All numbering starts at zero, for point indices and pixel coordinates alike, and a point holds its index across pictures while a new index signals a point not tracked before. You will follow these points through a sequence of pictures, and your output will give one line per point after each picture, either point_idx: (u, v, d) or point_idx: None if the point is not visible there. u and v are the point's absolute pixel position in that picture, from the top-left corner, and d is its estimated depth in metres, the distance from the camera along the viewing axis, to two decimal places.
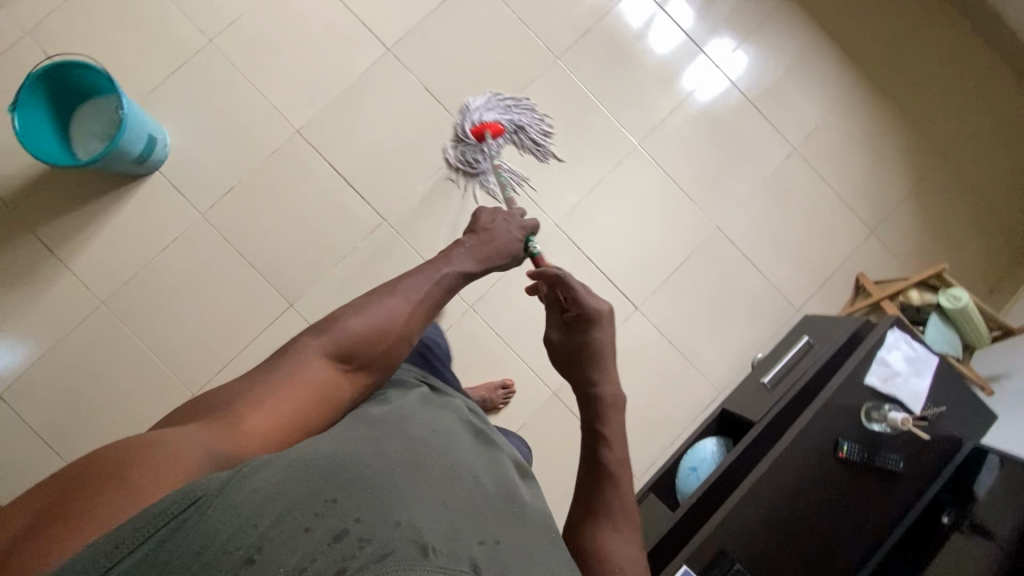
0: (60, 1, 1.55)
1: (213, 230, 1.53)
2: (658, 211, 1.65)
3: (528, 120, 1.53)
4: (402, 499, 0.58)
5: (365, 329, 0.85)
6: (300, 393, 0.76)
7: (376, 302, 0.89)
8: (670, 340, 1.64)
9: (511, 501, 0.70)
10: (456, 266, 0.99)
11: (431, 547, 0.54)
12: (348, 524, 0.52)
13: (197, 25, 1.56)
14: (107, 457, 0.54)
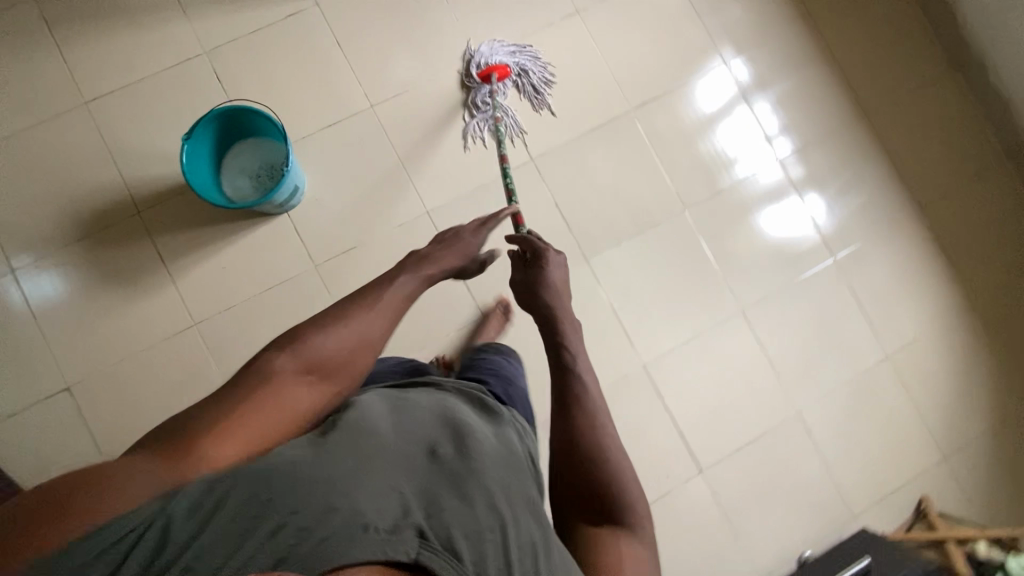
0: (245, 30, 1.60)
1: (321, 284, 1.56)
2: (743, 380, 1.65)
3: (533, 67, 1.66)
4: (344, 485, 0.62)
5: (330, 339, 0.78)
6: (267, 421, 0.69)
7: (327, 322, 0.81)
8: (726, 513, 1.60)
9: (465, 455, 0.74)
10: (416, 273, 0.96)
11: (379, 526, 0.59)
12: (285, 517, 0.57)
13: (363, 87, 1.62)
14: (67, 480, 0.56)
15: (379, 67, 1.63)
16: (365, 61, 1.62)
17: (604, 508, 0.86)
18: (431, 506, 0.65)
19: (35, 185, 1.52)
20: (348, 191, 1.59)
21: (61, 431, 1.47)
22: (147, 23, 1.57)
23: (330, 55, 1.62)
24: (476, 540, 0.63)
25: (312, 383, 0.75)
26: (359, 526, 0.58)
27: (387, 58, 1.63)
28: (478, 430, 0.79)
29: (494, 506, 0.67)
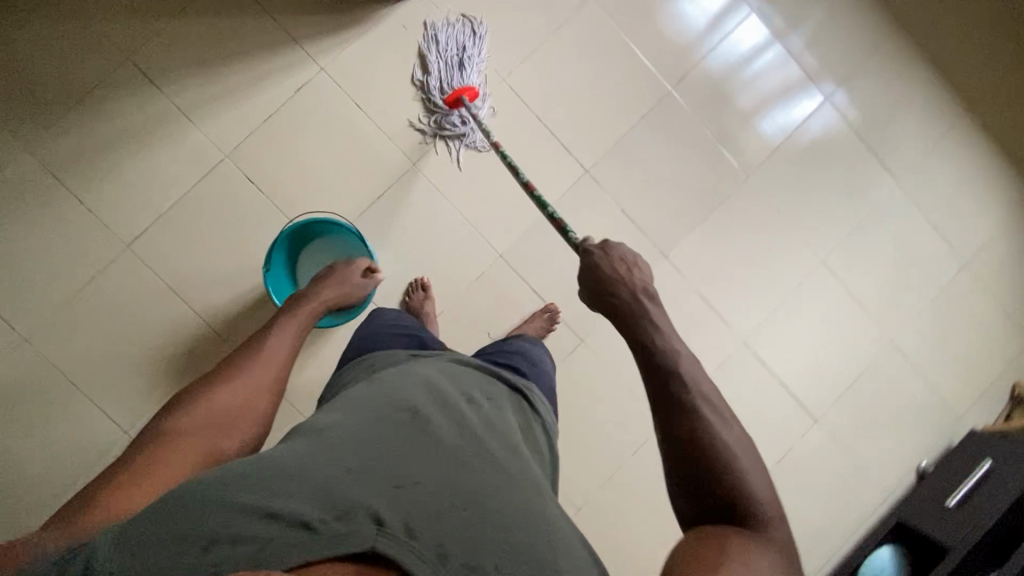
0: (258, 120, 1.48)
1: None
2: (838, 325, 1.69)
3: (466, 40, 1.52)
4: (287, 481, 0.62)
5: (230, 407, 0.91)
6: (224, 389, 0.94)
7: (271, 340, 1.07)
8: (846, 451, 1.70)
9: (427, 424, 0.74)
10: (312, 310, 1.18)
11: (328, 515, 0.60)
12: (214, 533, 0.57)
13: (395, 145, 1.52)
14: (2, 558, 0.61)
15: (403, 117, 1.53)
16: (388, 115, 1.52)
17: (727, 508, 0.75)
18: (396, 484, 0.66)
19: (101, 345, 1.45)
20: (415, 257, 1.54)
21: None
22: (156, 141, 1.46)
23: (350, 120, 1.51)
24: (443, 521, 0.63)
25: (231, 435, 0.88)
26: (305, 528, 0.59)
27: (409, 106, 1.53)
28: (449, 407, 0.78)
29: (455, 487, 0.67)
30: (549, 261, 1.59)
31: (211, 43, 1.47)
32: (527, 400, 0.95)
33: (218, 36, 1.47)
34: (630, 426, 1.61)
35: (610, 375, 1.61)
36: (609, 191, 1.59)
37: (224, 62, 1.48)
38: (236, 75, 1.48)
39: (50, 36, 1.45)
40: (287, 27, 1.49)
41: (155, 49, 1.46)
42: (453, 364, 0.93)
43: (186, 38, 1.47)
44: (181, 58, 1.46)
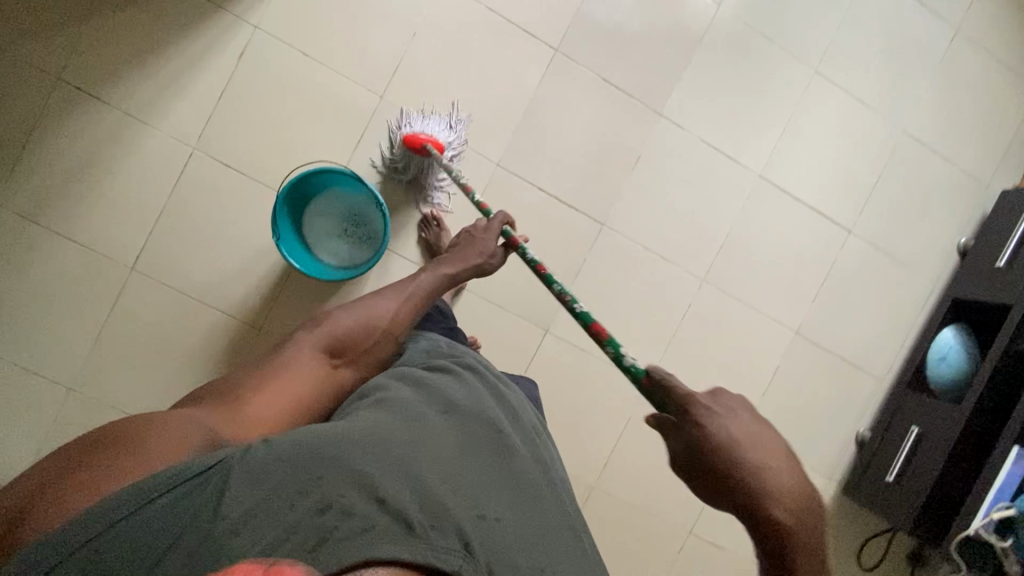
0: (213, 101, 1.42)
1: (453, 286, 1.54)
2: (847, 131, 1.65)
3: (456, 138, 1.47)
4: (387, 471, 0.70)
5: (352, 325, 1.03)
6: (348, 315, 1.05)
7: (399, 286, 1.15)
8: (885, 251, 1.70)
9: (501, 464, 0.82)
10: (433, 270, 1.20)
11: (427, 520, 0.67)
12: (333, 499, 0.65)
13: (357, 83, 1.45)
14: (119, 429, 0.71)
15: (356, 52, 1.45)
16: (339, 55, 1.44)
17: None
18: (473, 511, 0.72)
19: (146, 373, 1.44)
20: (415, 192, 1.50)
21: None
22: (119, 155, 1.41)
23: (304, 73, 1.44)
24: (507, 561, 0.70)
25: (342, 366, 0.98)
26: (409, 526, 0.65)
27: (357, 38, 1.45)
28: (512, 441, 0.87)
29: (514, 530, 0.74)
30: (548, 155, 1.53)
31: (138, 37, 1.40)
32: (550, 437, 1.03)
33: (142, 29, 1.40)
34: (673, 291, 1.61)
35: (640, 248, 1.58)
36: (584, 65, 1.53)
37: (158, 53, 1.40)
38: (176, 63, 1.41)
39: None
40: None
41: (86, 63, 1.39)
42: (500, 384, 1.01)
43: (112, 40, 1.39)
44: (115, 64, 1.39)
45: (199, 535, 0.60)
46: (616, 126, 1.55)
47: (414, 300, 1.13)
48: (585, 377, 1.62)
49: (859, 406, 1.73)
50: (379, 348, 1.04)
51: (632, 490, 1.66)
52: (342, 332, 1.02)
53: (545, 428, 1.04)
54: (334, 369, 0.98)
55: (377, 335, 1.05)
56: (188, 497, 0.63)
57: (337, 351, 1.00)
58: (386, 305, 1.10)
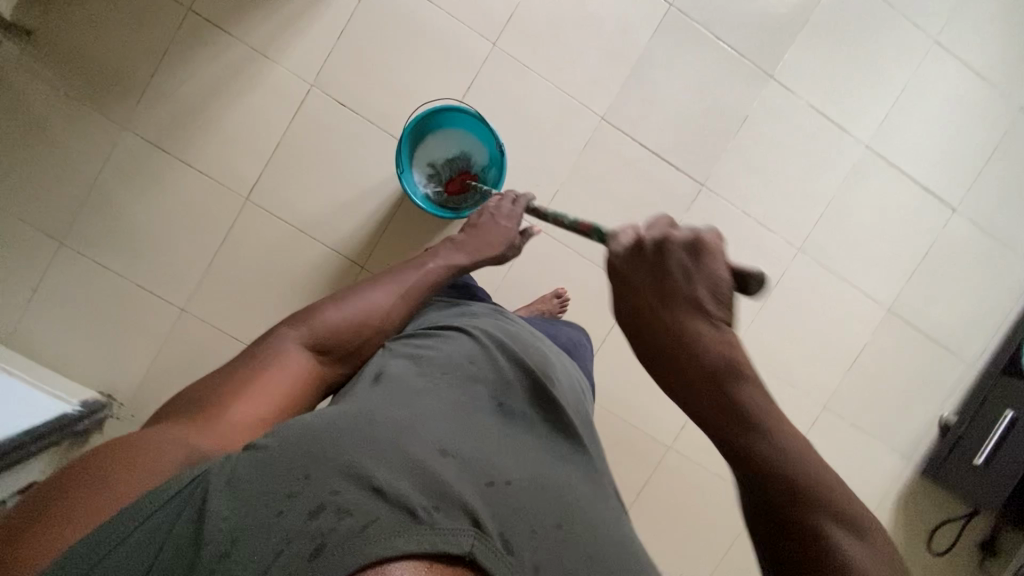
0: (331, 40, 1.45)
1: (548, 237, 1.56)
2: (960, 107, 1.60)
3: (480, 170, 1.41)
4: (381, 452, 0.61)
5: (345, 322, 0.86)
6: (336, 310, 0.87)
7: (397, 276, 0.96)
8: (990, 233, 1.65)
9: (508, 430, 0.72)
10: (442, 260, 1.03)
11: (431, 502, 0.58)
12: (324, 499, 0.56)
13: (471, 25, 1.47)
14: (79, 463, 0.61)
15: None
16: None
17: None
18: (484, 485, 0.63)
19: (253, 302, 1.50)
20: (520, 138, 1.51)
21: None
22: (240, 89, 1.45)
23: (420, 13, 1.45)
24: (530, 529, 0.61)
25: (332, 361, 0.85)
26: (411, 512, 0.56)
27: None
28: (526, 407, 0.77)
29: (535, 499, 0.65)
30: (652, 109, 1.53)
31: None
32: (578, 390, 0.93)
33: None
34: (768, 258, 1.60)
35: (738, 212, 1.58)
36: (697, 21, 1.51)
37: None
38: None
39: (105, 10, 1.43)
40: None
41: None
42: (515, 342, 0.90)
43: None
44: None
45: (185, 560, 0.53)
46: (724, 86, 1.53)
47: (411, 299, 0.95)
48: None
49: (946, 390, 1.70)
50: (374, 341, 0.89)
51: (709, 452, 1.67)
52: (330, 332, 0.85)
53: (572, 379, 0.96)
54: (324, 365, 0.84)
55: (369, 331, 0.88)
56: (180, 517, 0.56)
57: (337, 345, 0.85)
58: (382, 303, 0.91)
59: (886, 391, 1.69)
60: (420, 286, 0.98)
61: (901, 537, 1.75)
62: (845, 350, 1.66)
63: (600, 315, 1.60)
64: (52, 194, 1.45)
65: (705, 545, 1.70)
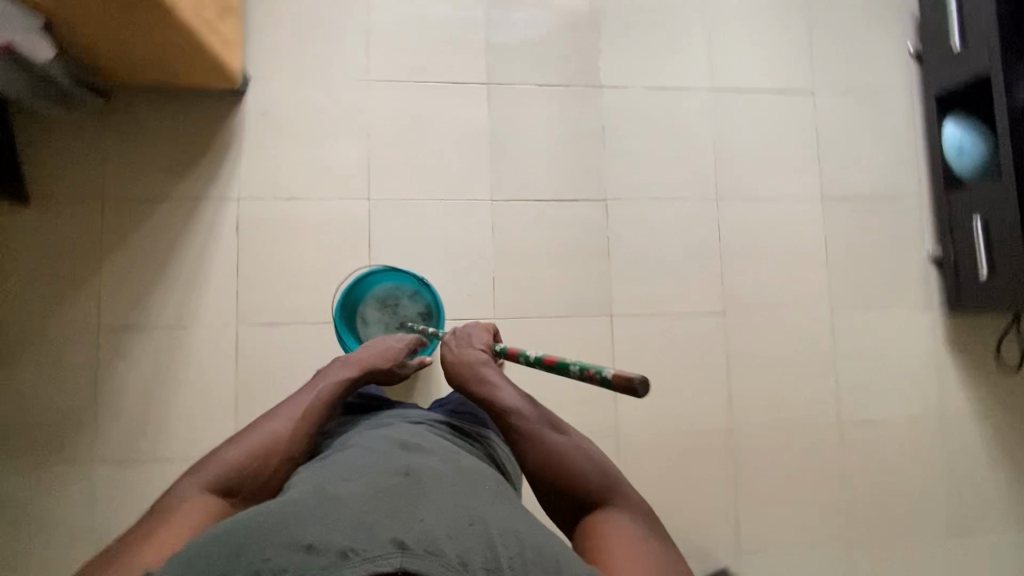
0: (232, 278, 1.52)
1: (511, 318, 1.58)
2: (760, 17, 1.76)
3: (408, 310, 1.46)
4: (313, 516, 0.71)
5: (244, 456, 0.97)
6: (234, 450, 0.98)
7: (289, 404, 1.07)
8: (853, 92, 1.77)
9: (429, 473, 0.82)
10: (332, 377, 1.12)
11: (358, 543, 0.67)
12: (259, 566, 0.66)
13: (341, 195, 1.56)
14: None
15: (327, 172, 1.56)
16: (313, 181, 1.56)
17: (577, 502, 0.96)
18: (413, 520, 0.71)
19: None
20: (434, 258, 1.57)
21: None
22: (176, 366, 1.48)
23: (293, 212, 1.54)
24: (455, 534, 0.70)
25: (236, 497, 0.95)
26: (339, 550, 0.66)
27: (321, 160, 1.56)
28: (442, 460, 0.88)
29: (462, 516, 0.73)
30: (526, 167, 1.63)
31: (147, 258, 1.51)
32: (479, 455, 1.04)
33: (148, 249, 1.51)
34: (697, 221, 1.67)
35: (649, 201, 1.66)
36: (517, 82, 1.65)
37: (169, 262, 1.51)
38: (183, 262, 1.51)
39: (25, 372, 1.46)
40: (185, 193, 1.53)
41: (117, 303, 1.49)
42: (430, 432, 1.01)
43: (129, 272, 1.50)
44: (140, 291, 1.50)
45: None
46: (571, 115, 1.66)
47: (311, 418, 1.05)
48: (667, 336, 1.63)
49: (916, 231, 1.75)
50: (272, 471, 0.97)
51: (766, 410, 1.65)
52: (229, 474, 0.96)
53: (478, 448, 1.05)
54: (229, 503, 0.94)
55: (264, 462, 0.97)
56: None
57: (238, 484, 0.96)
58: (275, 433, 1.01)
59: (870, 264, 1.73)
60: (310, 408, 1.06)
61: (975, 375, 1.74)
62: (812, 252, 1.71)
63: (597, 358, 1.60)
64: (57, 563, 1.42)
65: (820, 495, 1.65)
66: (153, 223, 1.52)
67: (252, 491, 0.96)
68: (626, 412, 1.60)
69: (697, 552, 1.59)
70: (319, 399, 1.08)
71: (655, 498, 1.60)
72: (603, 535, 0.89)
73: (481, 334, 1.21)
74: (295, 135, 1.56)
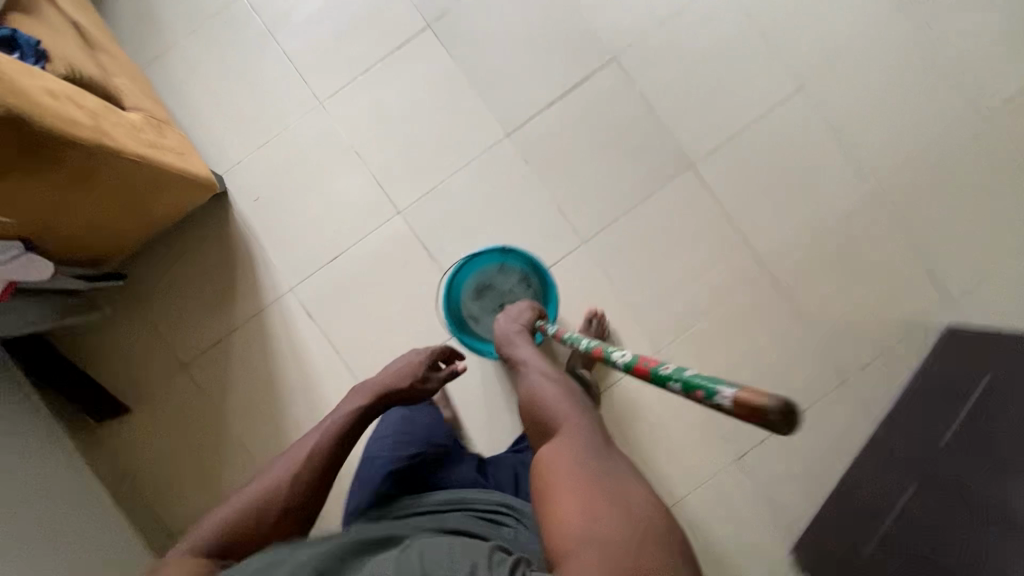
0: (329, 361, 1.42)
1: (601, 232, 1.45)
2: None
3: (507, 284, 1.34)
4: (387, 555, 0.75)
5: (264, 498, 0.95)
6: (229, 506, 0.94)
7: (299, 445, 1.04)
8: None
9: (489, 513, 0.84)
10: (352, 405, 1.10)
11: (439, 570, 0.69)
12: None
13: (374, 219, 1.43)
14: None
15: (348, 208, 1.44)
16: (342, 224, 1.43)
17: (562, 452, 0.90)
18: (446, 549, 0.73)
19: None
20: (495, 221, 1.43)
21: (784, 455, 1.46)
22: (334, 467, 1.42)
23: (339, 267, 1.43)
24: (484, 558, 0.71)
25: (238, 545, 0.90)
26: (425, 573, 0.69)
27: (336, 200, 1.44)
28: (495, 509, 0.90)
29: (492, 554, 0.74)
30: (520, 82, 1.45)
31: (252, 386, 1.44)
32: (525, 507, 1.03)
33: (248, 378, 1.44)
34: (713, 20, 1.46)
35: (656, 32, 1.45)
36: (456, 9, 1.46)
37: (272, 378, 1.43)
38: (277, 375, 1.43)
39: None
40: (244, 310, 1.45)
41: (257, 442, 1.42)
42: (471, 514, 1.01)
43: (247, 407, 1.43)
44: (266, 418, 1.42)
45: None
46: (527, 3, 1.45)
47: (331, 458, 1.03)
48: (756, 146, 1.46)
49: None
50: (276, 512, 0.95)
51: (895, 157, 1.47)
52: (232, 524, 0.91)
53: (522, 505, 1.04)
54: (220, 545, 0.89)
55: (265, 508, 0.95)
56: None
57: (233, 528, 0.91)
58: (280, 480, 0.98)
59: None
60: (315, 449, 1.03)
61: None
62: None
63: (703, 213, 1.46)
64: None
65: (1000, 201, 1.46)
66: (237, 352, 1.44)
67: (252, 533, 0.92)
68: (763, 244, 1.47)
69: (913, 325, 1.45)
70: (328, 433, 1.05)
71: (836, 306, 1.47)
72: (550, 460, 0.88)
73: (525, 313, 1.23)
74: (298, 193, 1.44)
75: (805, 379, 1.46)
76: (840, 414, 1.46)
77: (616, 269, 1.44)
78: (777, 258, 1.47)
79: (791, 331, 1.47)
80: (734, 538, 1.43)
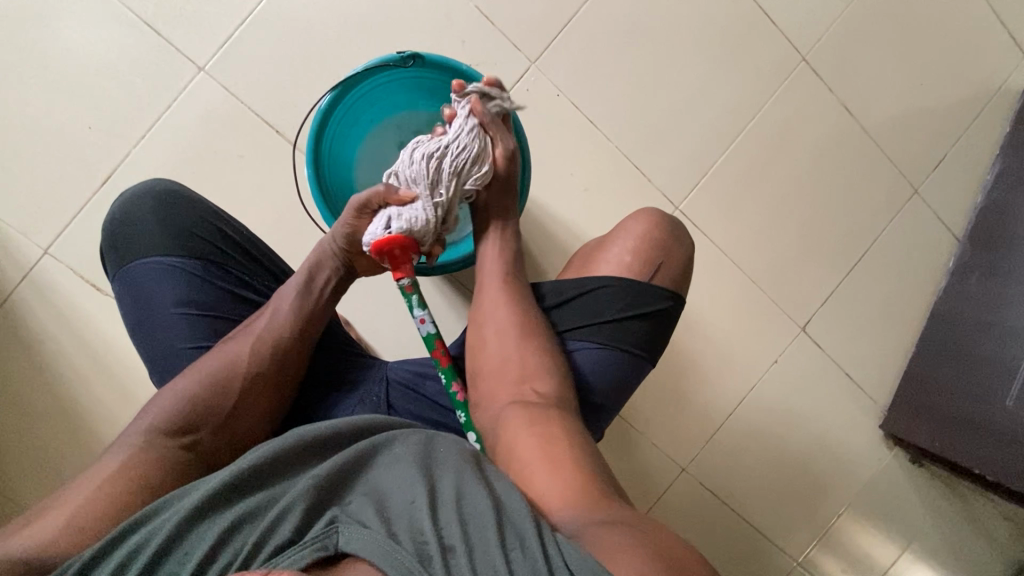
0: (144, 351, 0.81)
1: (555, 38, 0.90)
2: None
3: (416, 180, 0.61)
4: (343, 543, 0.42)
5: (208, 388, 0.53)
6: (188, 380, 0.54)
7: (263, 318, 0.59)
8: None
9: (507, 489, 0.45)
10: (322, 251, 0.63)
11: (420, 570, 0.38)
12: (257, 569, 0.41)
13: (172, 80, 0.81)
14: None
15: (116, 70, 0.80)
16: (111, 99, 0.80)
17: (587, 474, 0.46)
18: (409, 497, 0.44)
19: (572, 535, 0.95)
20: (388, 45, 0.85)
21: (861, 301, 1.07)
22: None
23: (119, 183, 0.80)
24: (464, 512, 0.42)
25: (199, 437, 0.52)
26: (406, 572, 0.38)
27: (91, 59, 0.80)
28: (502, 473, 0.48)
29: (472, 483, 0.45)
30: None
31: (15, 418, 0.79)
32: None
33: (17, 406, 0.79)
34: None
35: None
36: None
37: (60, 395, 0.79)
38: (53, 398, 0.79)
39: None
40: None
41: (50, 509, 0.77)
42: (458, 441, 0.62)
43: (28, 455, 0.79)
44: (69, 465, 0.79)
45: None
46: None
47: (314, 326, 0.60)
48: None
49: None
50: (245, 407, 0.55)
51: None
52: (176, 412, 0.52)
53: None
54: (170, 442, 0.51)
55: (231, 396, 0.54)
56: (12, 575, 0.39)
57: (178, 421, 0.52)
58: (245, 359, 0.56)
59: None
60: (297, 317, 0.59)
61: None
62: None
63: None
64: None
65: None
66: None
67: (219, 430, 0.53)
68: (794, 10, 0.99)
69: (984, 94, 1.08)
70: (316, 281, 0.61)
71: (894, 85, 1.04)
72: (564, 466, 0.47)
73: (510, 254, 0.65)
74: (14, 59, 0.79)
75: (871, 194, 1.05)
76: (916, 232, 1.08)
77: (590, 93, 0.92)
78: (815, 30, 1.00)
79: (844, 132, 1.03)
80: (818, 426, 1.05)
